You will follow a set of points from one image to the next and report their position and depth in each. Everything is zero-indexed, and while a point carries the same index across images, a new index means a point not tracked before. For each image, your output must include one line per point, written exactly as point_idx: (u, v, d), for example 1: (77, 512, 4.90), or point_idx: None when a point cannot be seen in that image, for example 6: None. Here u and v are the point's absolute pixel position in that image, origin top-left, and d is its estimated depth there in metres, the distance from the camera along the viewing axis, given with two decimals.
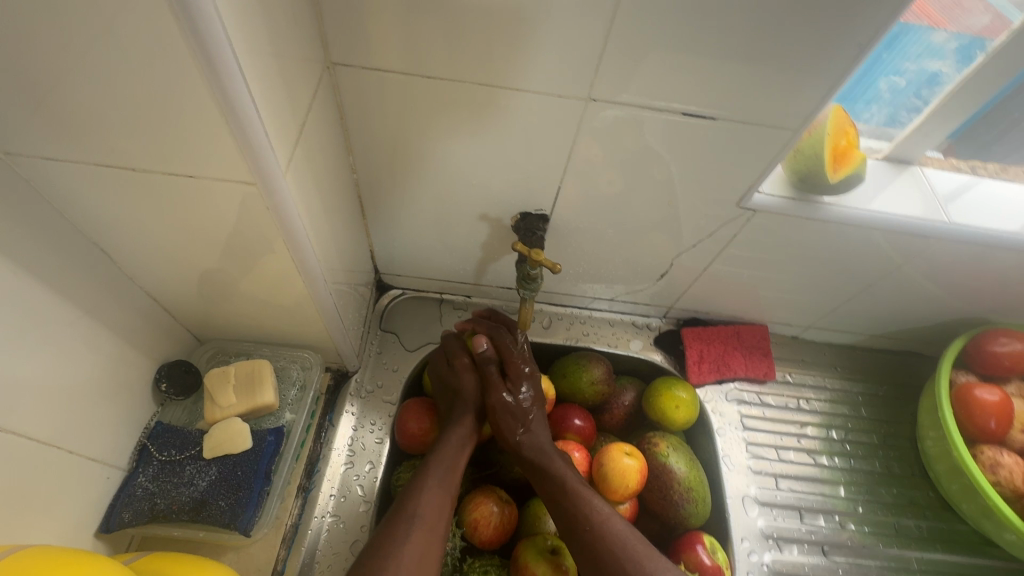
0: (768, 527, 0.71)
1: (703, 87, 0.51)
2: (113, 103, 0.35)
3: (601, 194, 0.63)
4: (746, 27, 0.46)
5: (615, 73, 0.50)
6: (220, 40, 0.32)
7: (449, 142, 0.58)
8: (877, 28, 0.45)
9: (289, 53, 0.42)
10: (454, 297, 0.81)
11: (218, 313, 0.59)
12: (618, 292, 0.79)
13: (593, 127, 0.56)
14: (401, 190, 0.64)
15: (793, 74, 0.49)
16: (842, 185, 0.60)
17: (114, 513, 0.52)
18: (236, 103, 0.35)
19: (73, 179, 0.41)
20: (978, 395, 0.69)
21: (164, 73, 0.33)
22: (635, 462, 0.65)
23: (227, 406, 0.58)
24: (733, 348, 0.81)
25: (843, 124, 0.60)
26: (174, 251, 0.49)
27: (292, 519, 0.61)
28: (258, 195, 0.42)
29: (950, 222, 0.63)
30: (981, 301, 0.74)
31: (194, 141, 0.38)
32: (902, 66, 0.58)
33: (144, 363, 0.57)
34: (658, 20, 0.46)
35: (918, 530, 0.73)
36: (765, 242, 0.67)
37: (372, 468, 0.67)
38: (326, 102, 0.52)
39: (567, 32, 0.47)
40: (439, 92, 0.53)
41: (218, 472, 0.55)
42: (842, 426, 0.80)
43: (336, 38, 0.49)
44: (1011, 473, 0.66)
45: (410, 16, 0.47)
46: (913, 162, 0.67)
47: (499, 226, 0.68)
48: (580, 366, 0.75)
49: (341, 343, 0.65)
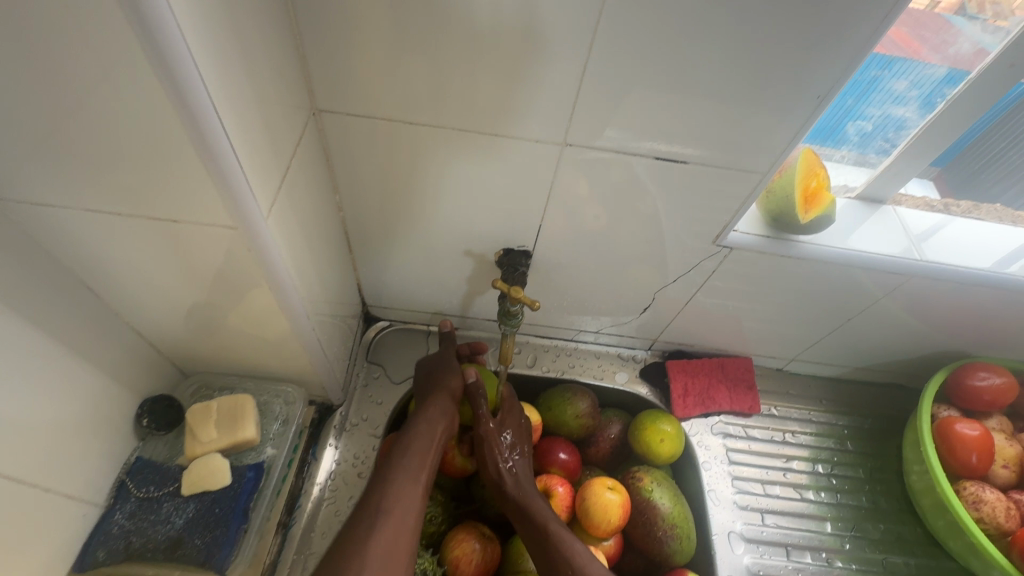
0: (755, 564, 0.70)
1: (673, 132, 0.53)
2: (103, 154, 0.37)
3: (582, 231, 0.65)
4: (711, 77, 0.49)
5: (589, 118, 0.53)
6: (203, 96, 0.34)
7: (433, 182, 0.60)
8: (833, 81, 0.48)
9: (275, 103, 0.44)
10: (441, 329, 0.81)
11: (203, 348, 0.59)
12: (603, 324, 0.80)
13: (571, 168, 0.58)
14: (387, 226, 0.66)
15: (759, 120, 0.52)
16: (814, 225, 0.62)
17: (89, 552, 0.52)
18: (220, 154, 0.37)
19: (62, 222, 0.43)
20: (959, 429, 0.69)
21: (152, 125, 0.35)
22: (617, 497, 0.65)
23: (208, 440, 0.58)
24: (718, 381, 0.82)
25: (813, 165, 0.62)
26: (160, 289, 0.50)
27: (270, 557, 0.60)
28: (240, 236, 0.44)
29: (923, 259, 0.65)
30: (959, 336, 0.75)
31: (181, 189, 0.40)
32: (868, 112, 0.61)
33: (127, 398, 0.57)
34: (627, 71, 0.49)
35: (906, 567, 0.72)
36: (743, 277, 0.69)
37: (353, 504, 0.66)
38: (312, 145, 0.54)
39: (542, 81, 0.50)
40: (421, 136, 0.55)
41: (195, 510, 0.55)
42: (828, 460, 0.79)
43: (323, 87, 0.52)
44: (993, 510, 0.66)
45: (394, 68, 0.50)
46: (884, 201, 0.69)
47: (483, 261, 0.70)
48: (565, 400, 0.75)
49: (325, 376, 0.65)
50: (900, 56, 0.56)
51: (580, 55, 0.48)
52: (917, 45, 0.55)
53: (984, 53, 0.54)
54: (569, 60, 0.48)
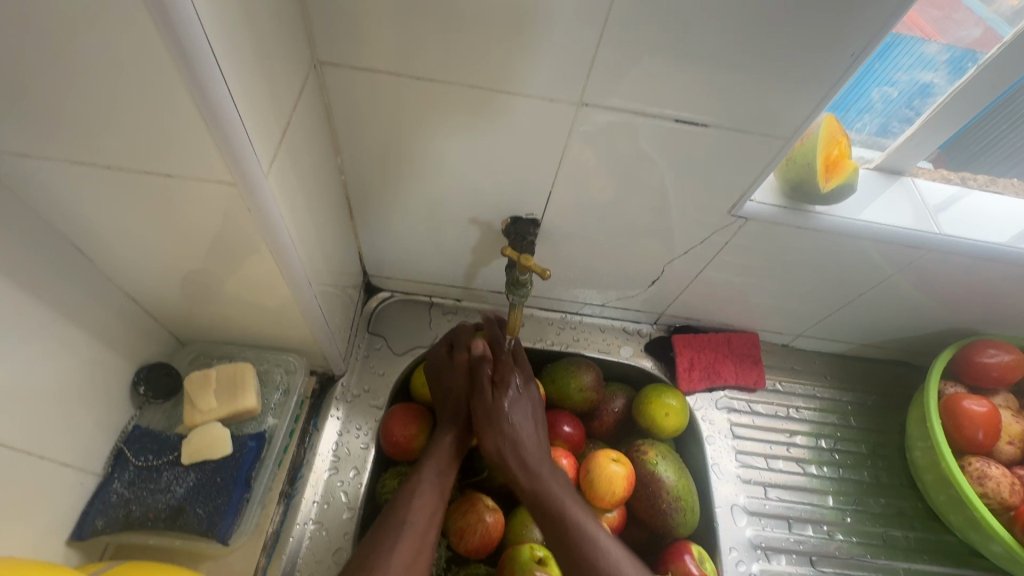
0: (757, 537, 0.70)
1: (694, 95, 0.50)
2: (88, 100, 0.34)
3: (592, 200, 0.63)
4: (741, 33, 0.45)
5: (608, 76, 0.50)
6: (197, 33, 0.31)
7: (438, 144, 0.57)
8: (869, 39, 0.45)
9: (273, 52, 0.41)
10: (444, 300, 0.80)
11: (200, 315, 0.57)
12: (609, 297, 0.79)
13: (584, 132, 0.55)
14: (390, 192, 0.63)
15: (787, 81, 0.49)
16: (834, 195, 0.60)
17: (88, 520, 0.51)
18: (215, 101, 0.34)
19: (47, 177, 0.40)
20: (967, 406, 0.69)
21: (141, 67, 0.32)
22: (622, 469, 0.65)
23: (208, 410, 0.56)
24: (724, 356, 0.81)
25: (836, 133, 0.59)
26: (153, 252, 0.48)
27: (273, 526, 0.60)
28: (239, 195, 0.41)
29: (941, 233, 0.63)
30: (968, 313, 0.74)
31: (174, 141, 0.37)
32: (895, 77, 0.58)
33: (122, 366, 0.55)
34: (651, 25, 0.45)
35: (905, 541, 0.73)
36: (756, 249, 0.67)
37: (357, 475, 0.65)
38: (312, 102, 0.51)
39: (559, 34, 0.47)
40: (428, 94, 0.52)
41: (196, 479, 0.54)
42: (831, 435, 0.79)
43: (323, 37, 0.48)
44: (997, 485, 0.66)
45: (401, 16, 0.46)
46: (904, 173, 0.67)
47: (489, 230, 0.67)
48: (569, 373, 0.74)
49: (327, 346, 0.64)
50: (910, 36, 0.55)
51: (601, 6, 0.44)
52: (924, 22, 0.54)
53: (998, 36, 0.52)
54: (589, 11, 0.45)
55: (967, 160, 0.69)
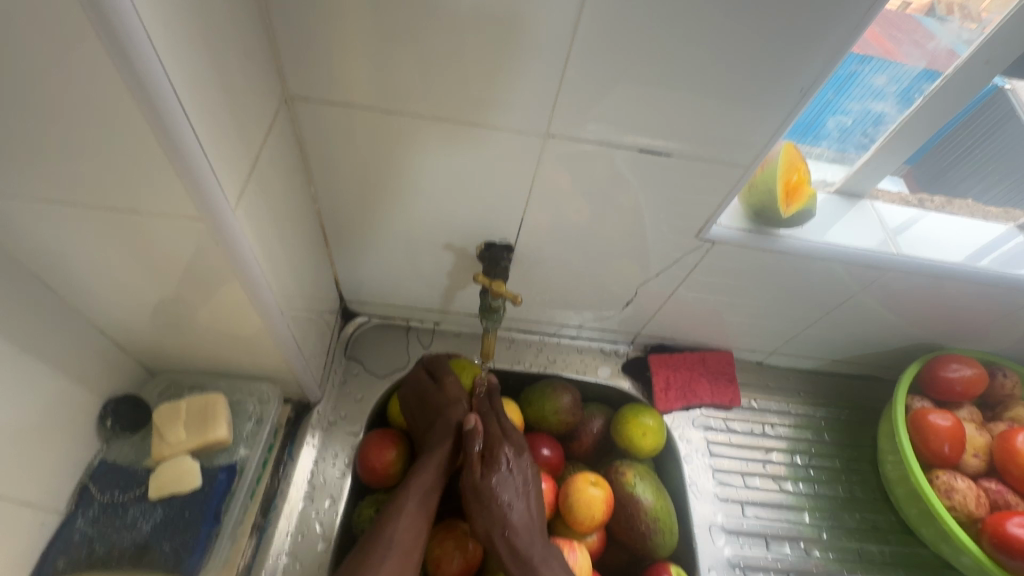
0: (735, 556, 0.71)
1: (656, 125, 0.53)
2: (53, 141, 0.35)
3: (566, 223, 0.64)
4: (694, 71, 0.48)
5: (573, 108, 0.51)
6: (158, 77, 0.32)
7: (410, 171, 0.58)
8: (817, 74, 0.48)
9: (242, 90, 0.42)
10: (421, 324, 0.80)
11: (171, 346, 0.57)
12: (585, 318, 0.79)
13: (552, 161, 0.57)
14: (365, 219, 0.64)
15: (742, 113, 0.51)
16: (795, 219, 0.63)
17: (48, 560, 0.50)
18: (179, 140, 0.35)
19: (11, 214, 0.40)
20: (932, 420, 0.71)
21: (105, 109, 0.33)
22: (601, 492, 0.65)
23: (176, 442, 0.55)
24: (699, 375, 0.82)
25: (794, 160, 0.62)
26: (121, 285, 0.48)
27: (244, 561, 0.58)
28: (206, 230, 0.42)
29: (897, 252, 0.66)
30: (933, 329, 0.76)
31: (139, 176, 0.37)
32: (848, 107, 0.61)
33: (89, 400, 0.54)
34: (609, 62, 0.48)
35: (881, 555, 0.74)
36: (724, 269, 0.69)
37: (332, 504, 0.64)
38: (284, 134, 0.52)
39: (522, 70, 0.48)
40: (399, 126, 0.53)
41: (163, 515, 0.53)
42: (806, 451, 0.81)
43: (294, 73, 0.49)
44: (965, 498, 0.68)
45: (370, 48, 0.47)
46: (863, 197, 0.70)
47: (464, 255, 0.68)
48: (546, 396, 0.74)
49: (301, 374, 0.63)
50: (873, 55, 0.55)
51: (562, 44, 0.47)
52: (890, 45, 0.55)
53: (955, 55, 0.55)
54: (550, 49, 0.47)
55: (934, 177, 0.71)
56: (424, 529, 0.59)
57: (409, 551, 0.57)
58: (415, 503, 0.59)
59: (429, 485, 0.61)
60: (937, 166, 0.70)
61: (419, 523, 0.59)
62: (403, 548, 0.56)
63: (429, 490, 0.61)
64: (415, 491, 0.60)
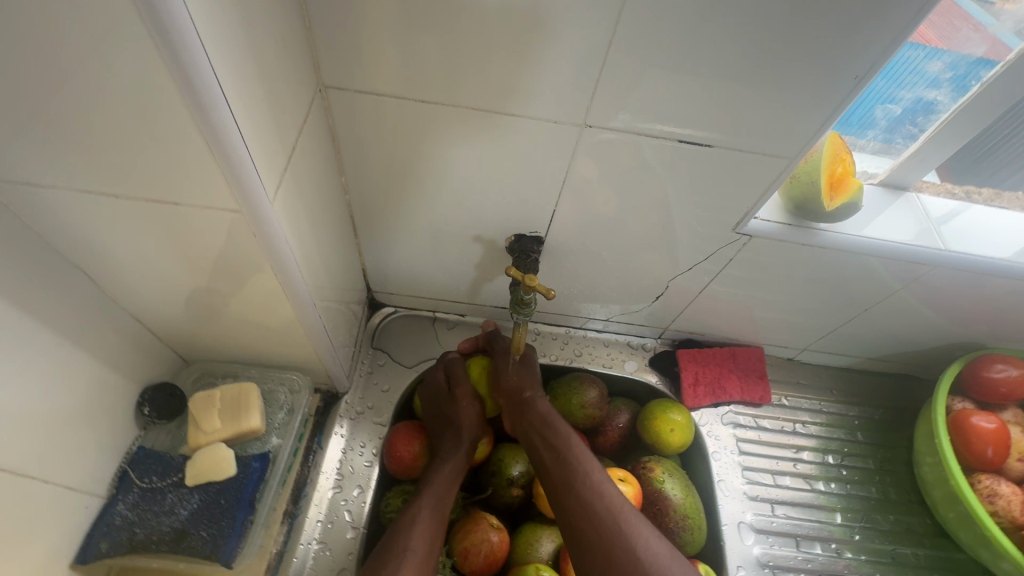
0: (765, 555, 0.70)
1: (697, 115, 0.51)
2: (96, 131, 0.34)
3: (597, 216, 0.62)
4: (741, 58, 0.46)
5: (611, 98, 0.50)
6: (204, 68, 0.32)
7: (440, 161, 0.57)
8: (873, 61, 0.45)
9: (279, 79, 0.42)
10: (447, 315, 0.79)
11: (205, 335, 0.58)
12: (613, 312, 0.78)
13: (587, 152, 0.55)
14: (393, 209, 0.63)
15: (790, 103, 0.49)
16: (838, 213, 0.61)
17: (91, 544, 0.51)
18: (221, 131, 0.35)
19: (52, 203, 0.40)
20: (975, 422, 0.69)
21: (149, 101, 0.33)
22: (629, 489, 0.64)
23: (212, 431, 0.56)
24: (729, 371, 0.80)
25: (839, 151, 0.60)
26: (158, 274, 0.48)
27: (277, 547, 0.59)
28: (244, 221, 0.42)
29: (944, 247, 0.63)
30: (977, 329, 0.73)
31: (179, 167, 0.37)
32: (898, 95, 0.58)
33: (127, 387, 0.55)
34: (652, 50, 0.46)
35: (916, 558, 0.72)
36: (759, 264, 0.67)
37: (360, 493, 0.65)
38: (317, 124, 0.52)
39: (561, 59, 0.47)
40: (431, 115, 0.52)
41: (199, 501, 0.54)
42: (838, 451, 0.79)
43: (329, 62, 0.49)
44: (1008, 503, 0.66)
45: (406, 37, 0.46)
46: (908, 188, 0.67)
47: (493, 247, 0.67)
48: (572, 390, 0.74)
49: (330, 363, 0.63)
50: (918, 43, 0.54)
51: (604, 31, 0.45)
52: (934, 36, 0.54)
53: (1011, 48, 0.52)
54: (591, 37, 0.45)
55: (981, 156, 0.66)
56: (440, 532, 0.57)
57: (425, 558, 0.55)
58: (429, 510, 0.58)
59: (443, 491, 0.60)
60: (982, 148, 0.65)
61: (436, 527, 0.58)
62: (420, 555, 0.54)
63: (444, 494, 0.60)
64: (428, 497, 0.59)
